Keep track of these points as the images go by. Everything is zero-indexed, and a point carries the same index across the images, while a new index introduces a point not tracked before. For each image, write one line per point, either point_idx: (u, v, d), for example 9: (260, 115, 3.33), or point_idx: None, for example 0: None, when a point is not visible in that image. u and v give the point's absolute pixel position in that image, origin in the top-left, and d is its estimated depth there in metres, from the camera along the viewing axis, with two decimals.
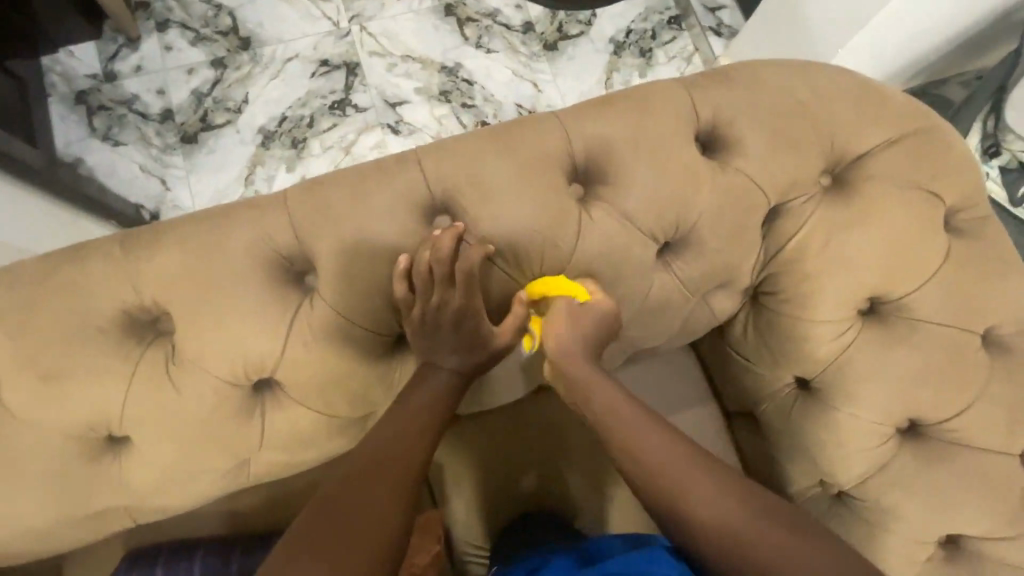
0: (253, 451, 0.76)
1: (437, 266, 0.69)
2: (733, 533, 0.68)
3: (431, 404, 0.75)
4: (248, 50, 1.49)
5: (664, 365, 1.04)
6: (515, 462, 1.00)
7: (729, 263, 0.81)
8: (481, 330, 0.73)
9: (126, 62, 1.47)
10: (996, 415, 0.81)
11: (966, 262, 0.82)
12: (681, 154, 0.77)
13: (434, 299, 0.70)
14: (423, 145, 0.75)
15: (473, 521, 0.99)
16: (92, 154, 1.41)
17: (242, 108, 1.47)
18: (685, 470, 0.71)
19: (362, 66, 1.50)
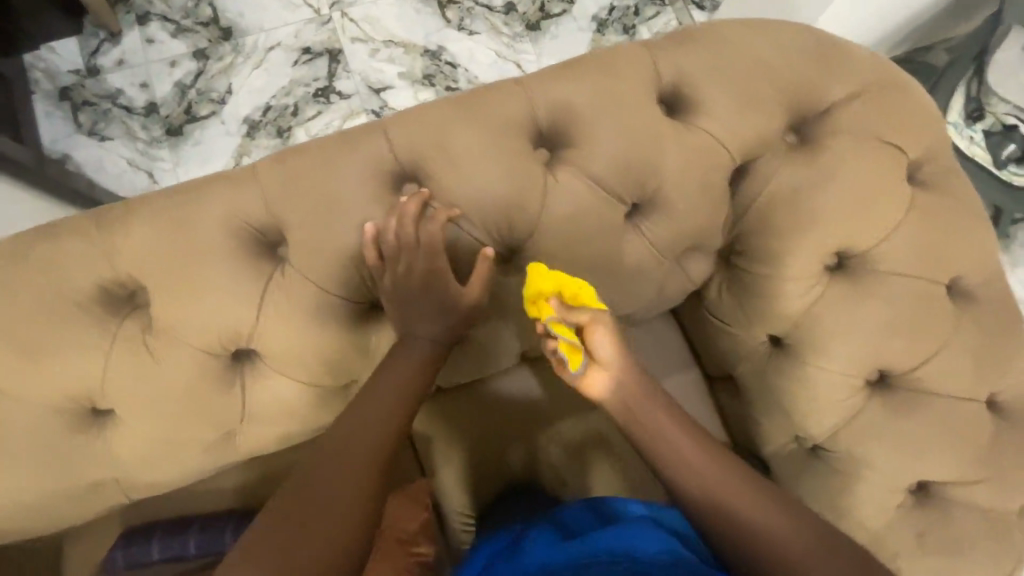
0: (237, 422, 0.79)
1: (404, 229, 0.70)
2: (724, 502, 0.73)
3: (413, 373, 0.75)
4: (230, 40, 1.49)
5: (646, 333, 1.03)
6: (502, 432, 1.01)
7: (697, 222, 0.82)
8: (452, 294, 0.74)
9: (108, 56, 1.47)
10: (960, 363, 0.83)
11: (930, 215, 0.84)
12: (645, 115, 0.78)
13: (403, 263, 0.71)
14: (391, 114, 0.76)
15: (463, 491, 1.00)
16: (80, 150, 1.42)
17: (225, 99, 1.47)
18: (681, 441, 0.77)
19: (344, 52, 1.50)
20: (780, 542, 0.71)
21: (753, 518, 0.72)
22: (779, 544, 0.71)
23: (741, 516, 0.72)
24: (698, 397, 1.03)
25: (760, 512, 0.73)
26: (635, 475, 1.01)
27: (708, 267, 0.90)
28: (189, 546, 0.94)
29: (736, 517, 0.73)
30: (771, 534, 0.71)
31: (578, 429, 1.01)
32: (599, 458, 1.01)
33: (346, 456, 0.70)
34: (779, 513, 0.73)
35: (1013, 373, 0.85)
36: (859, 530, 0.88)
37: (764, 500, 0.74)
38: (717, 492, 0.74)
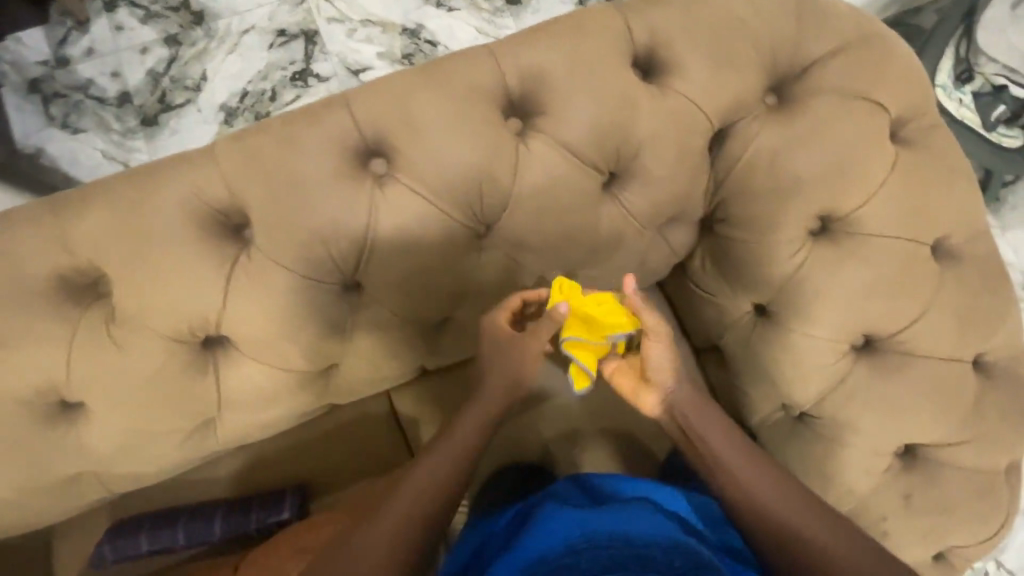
0: (215, 411, 0.78)
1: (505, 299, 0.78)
2: (749, 488, 0.72)
3: (481, 402, 0.80)
4: (202, 25, 1.43)
5: None
6: None
7: (676, 190, 0.80)
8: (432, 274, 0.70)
9: (76, 45, 1.38)
10: (945, 323, 0.82)
11: (913, 174, 0.82)
12: (618, 79, 0.75)
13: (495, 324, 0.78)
14: (354, 87, 0.73)
15: None
16: (54, 144, 1.37)
17: (201, 86, 1.42)
18: (707, 423, 0.75)
19: (320, 34, 1.45)
20: (803, 537, 0.69)
21: (774, 506, 0.71)
22: (802, 537, 0.69)
23: (761, 501, 0.72)
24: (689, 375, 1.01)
25: (782, 500, 0.72)
26: (624, 451, 0.99)
27: (690, 236, 0.89)
28: (177, 537, 0.94)
29: (757, 502, 0.72)
30: (794, 525, 0.70)
31: (573, 405, 1.00)
32: (591, 433, 0.99)
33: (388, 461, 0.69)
34: (804, 508, 0.72)
35: (998, 332, 0.85)
36: (846, 495, 0.88)
37: (789, 493, 0.73)
38: (741, 473, 0.73)
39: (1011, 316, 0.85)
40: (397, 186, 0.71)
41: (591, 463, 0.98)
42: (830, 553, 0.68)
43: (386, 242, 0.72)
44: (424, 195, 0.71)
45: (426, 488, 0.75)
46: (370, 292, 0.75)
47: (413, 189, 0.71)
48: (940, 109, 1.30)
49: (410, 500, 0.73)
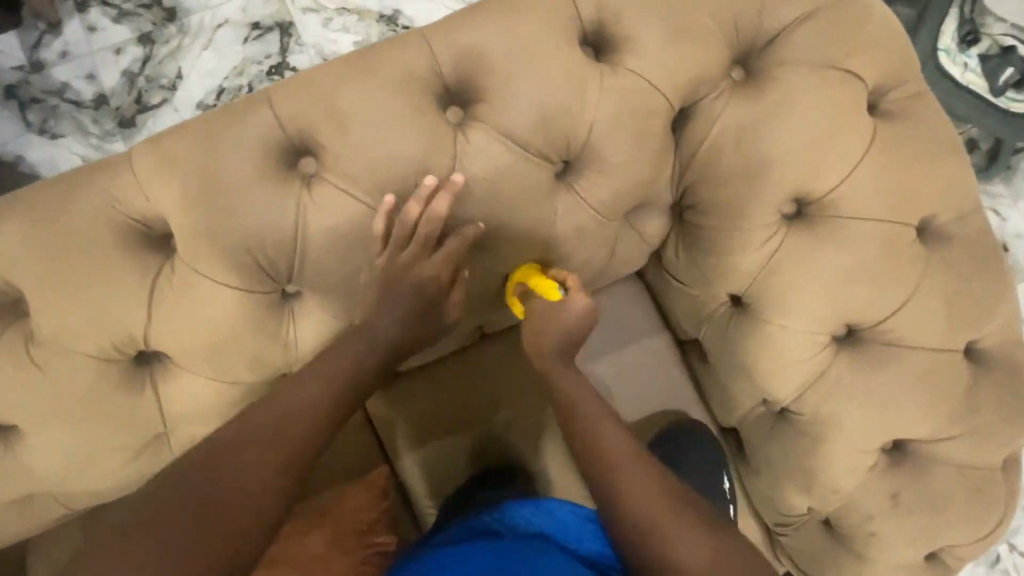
0: (159, 429, 0.74)
1: (418, 226, 0.67)
2: (620, 482, 0.68)
3: (361, 352, 0.69)
4: (175, 21, 1.27)
5: (610, 298, 0.95)
6: (464, 411, 0.96)
7: (634, 177, 0.74)
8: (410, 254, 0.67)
9: (50, 48, 1.24)
10: (933, 309, 0.76)
11: (895, 148, 0.75)
12: (564, 58, 0.70)
13: (407, 261, 0.68)
14: (279, 82, 0.68)
15: (427, 474, 0.95)
16: (33, 150, 1.23)
17: (177, 84, 1.27)
18: (589, 407, 0.72)
19: (295, 25, 1.30)
20: (646, 526, 0.66)
21: (635, 499, 0.67)
22: (659, 535, 0.65)
23: (625, 494, 0.68)
24: (669, 366, 0.95)
25: (645, 497, 0.67)
26: None
27: (658, 224, 0.83)
28: None
29: (618, 491, 0.68)
30: (648, 523, 0.66)
31: (542, 401, 0.96)
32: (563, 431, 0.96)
33: (243, 437, 0.64)
34: (666, 508, 0.66)
35: (994, 317, 0.78)
36: (830, 494, 0.83)
37: (656, 493, 0.67)
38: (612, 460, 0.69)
39: (1007, 300, 0.79)
40: (328, 186, 0.66)
41: (562, 461, 0.96)
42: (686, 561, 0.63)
43: (320, 246, 0.67)
44: (357, 196, 0.67)
45: (269, 483, 0.63)
46: (309, 299, 0.71)
47: (346, 189, 0.67)
48: (941, 75, 1.22)
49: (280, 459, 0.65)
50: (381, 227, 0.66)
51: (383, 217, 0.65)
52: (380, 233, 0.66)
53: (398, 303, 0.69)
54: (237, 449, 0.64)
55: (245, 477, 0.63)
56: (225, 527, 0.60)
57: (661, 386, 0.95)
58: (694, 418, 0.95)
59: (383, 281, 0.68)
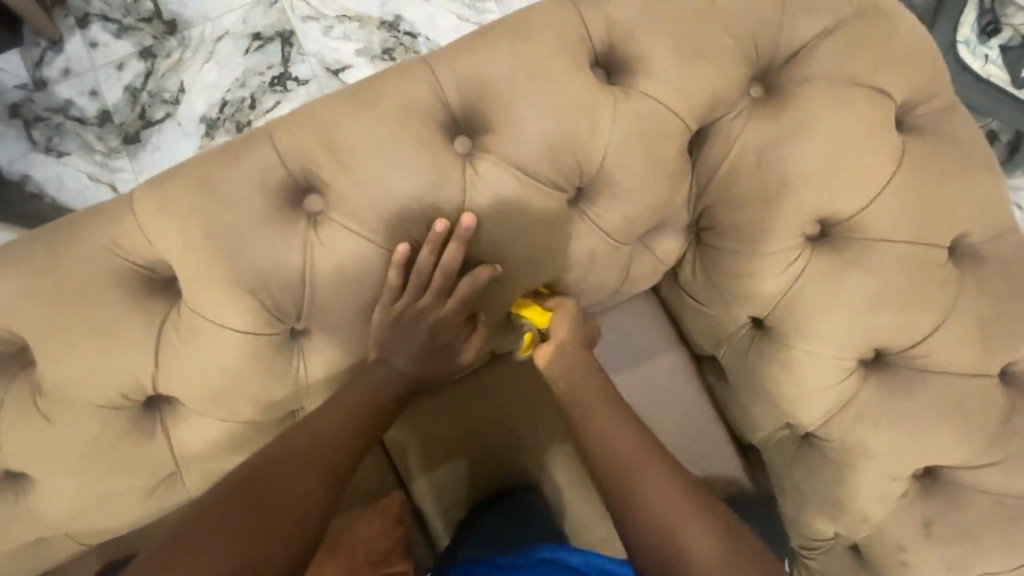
0: (169, 470, 0.73)
1: (432, 275, 0.66)
2: (630, 478, 0.67)
3: (380, 384, 0.70)
4: (176, 35, 1.25)
5: (626, 317, 0.92)
6: (476, 434, 0.94)
7: (649, 203, 0.72)
8: (422, 300, 0.67)
9: (52, 66, 1.22)
10: (966, 332, 0.73)
11: (923, 165, 0.72)
12: (575, 83, 0.67)
13: (422, 308, 0.67)
14: (280, 117, 0.66)
15: (440, 497, 0.93)
16: (38, 169, 1.21)
17: (180, 99, 1.24)
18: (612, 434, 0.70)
19: (297, 34, 1.27)
20: (657, 518, 0.64)
21: (648, 497, 0.65)
22: (670, 528, 0.63)
23: (635, 489, 0.66)
24: (687, 382, 0.93)
25: (660, 495, 0.65)
26: None
27: (675, 247, 0.80)
28: None
29: (628, 488, 0.66)
30: (663, 519, 0.64)
31: (556, 421, 0.94)
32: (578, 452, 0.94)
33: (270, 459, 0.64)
34: (682, 504, 0.65)
35: None
36: (858, 522, 0.80)
37: (670, 493, 0.65)
38: (623, 460, 0.68)
39: None
40: (334, 224, 0.64)
41: (579, 485, 0.94)
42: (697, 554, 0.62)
43: (326, 286, 0.65)
44: (363, 234, 0.65)
45: (301, 486, 0.63)
46: (317, 338, 0.70)
47: (352, 227, 0.65)
48: (962, 68, 1.17)
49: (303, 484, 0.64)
50: (397, 279, 0.65)
51: (397, 267, 0.64)
52: (396, 283, 0.65)
53: (414, 338, 0.69)
54: (266, 467, 0.64)
55: (273, 483, 0.62)
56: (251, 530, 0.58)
57: (681, 404, 0.92)
58: (712, 438, 0.93)
59: (398, 321, 0.67)
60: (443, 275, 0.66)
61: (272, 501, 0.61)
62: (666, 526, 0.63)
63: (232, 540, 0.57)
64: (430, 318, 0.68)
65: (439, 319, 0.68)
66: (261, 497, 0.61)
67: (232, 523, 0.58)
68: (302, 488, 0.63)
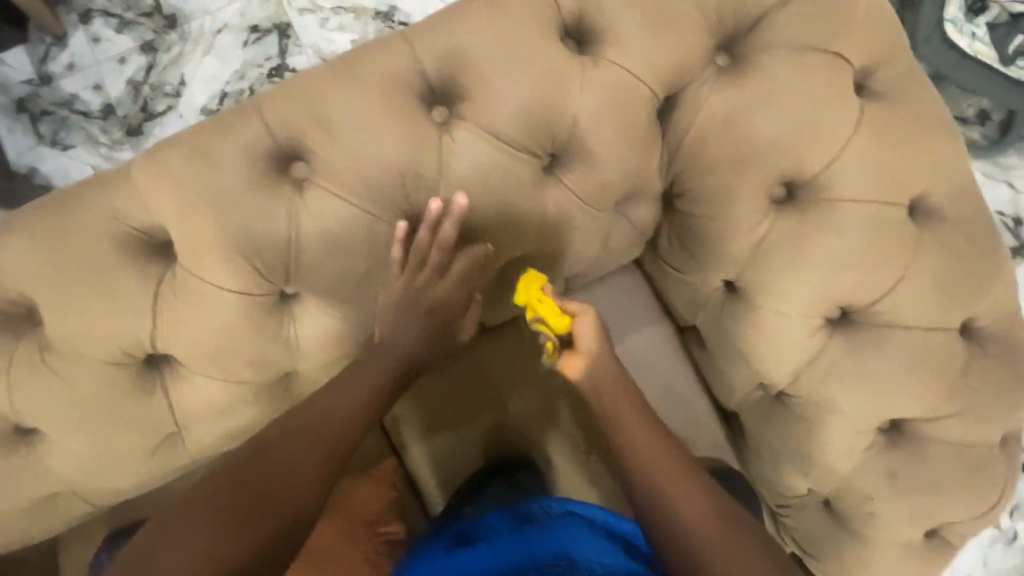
0: (171, 429, 0.78)
1: (429, 251, 0.68)
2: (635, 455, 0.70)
3: (380, 366, 0.71)
4: (176, 29, 1.29)
5: (610, 289, 0.96)
6: (470, 408, 0.97)
7: (619, 168, 0.75)
8: (419, 278, 0.69)
9: (57, 61, 1.27)
10: (926, 288, 0.76)
11: (883, 128, 0.75)
12: (546, 52, 0.70)
13: (421, 286, 0.70)
14: (267, 90, 0.70)
15: (432, 467, 0.97)
16: (45, 162, 1.26)
17: (180, 91, 1.28)
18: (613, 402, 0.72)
19: (293, 26, 1.31)
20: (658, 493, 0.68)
21: (652, 472, 0.69)
22: (668, 503, 0.67)
23: (638, 465, 0.70)
24: (671, 354, 0.96)
25: (663, 471, 0.69)
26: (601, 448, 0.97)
27: (651, 213, 0.83)
28: None
29: (632, 464, 0.70)
30: (663, 492, 0.68)
31: (548, 397, 0.97)
32: (568, 429, 0.97)
33: (285, 434, 0.68)
34: (682, 482, 0.69)
35: (989, 294, 0.78)
36: (827, 475, 0.83)
37: (672, 471, 0.69)
38: (630, 437, 0.71)
39: (1003, 276, 0.78)
40: (319, 190, 0.68)
41: (569, 459, 0.96)
42: (690, 528, 0.66)
43: (312, 250, 0.69)
44: (347, 198, 0.68)
45: (296, 492, 0.65)
46: (306, 300, 0.73)
47: (335, 191, 0.68)
48: (948, 48, 1.18)
49: (311, 458, 0.67)
50: (398, 254, 0.68)
51: (400, 245, 0.68)
52: (398, 258, 0.69)
53: (411, 317, 0.70)
54: (281, 439, 0.68)
55: (274, 483, 0.65)
56: (273, 504, 0.64)
57: (665, 375, 0.96)
58: (693, 404, 0.96)
59: (393, 297, 0.70)
60: (439, 253, 0.69)
61: (269, 505, 0.64)
62: (665, 501, 0.68)
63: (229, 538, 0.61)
64: (429, 296, 0.70)
65: (438, 296, 0.70)
66: (260, 497, 0.64)
67: (232, 522, 0.62)
68: (313, 465, 0.67)
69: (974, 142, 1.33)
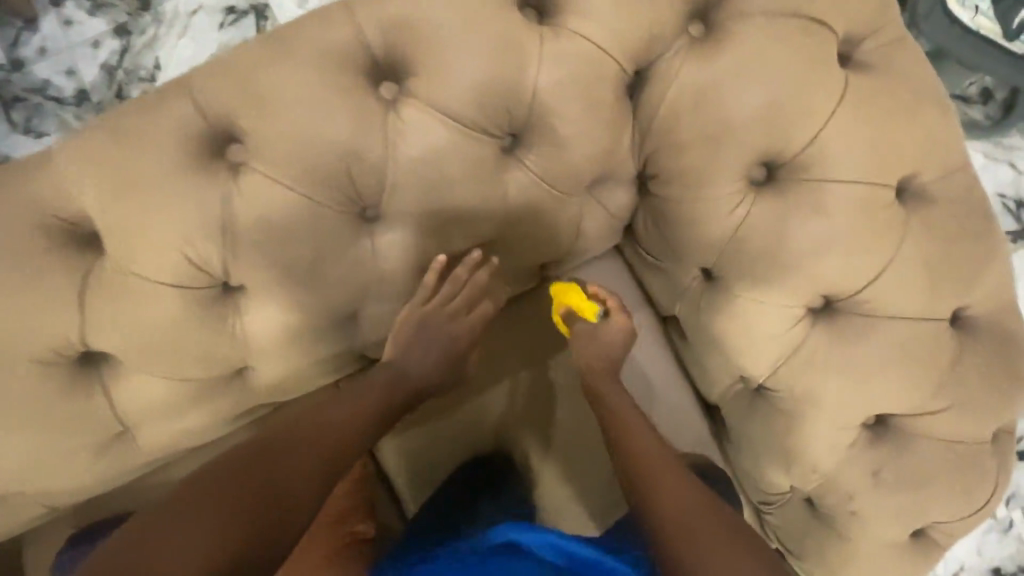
0: (116, 430, 0.75)
1: (464, 288, 0.76)
2: (637, 447, 0.75)
3: (392, 383, 0.75)
4: (150, 10, 1.21)
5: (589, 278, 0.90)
6: (451, 405, 0.91)
7: (584, 148, 0.70)
8: (450, 304, 0.76)
9: (27, 46, 1.19)
10: (915, 275, 0.71)
11: (868, 102, 0.69)
12: (500, 22, 0.65)
13: (447, 314, 0.76)
14: (199, 67, 0.65)
15: (406, 465, 0.91)
16: (15, 150, 1.18)
17: (156, 76, 1.20)
18: (619, 400, 0.79)
19: (272, 7, 1.23)
20: (657, 477, 0.72)
21: (650, 461, 0.74)
22: (669, 487, 0.71)
23: (640, 455, 0.75)
24: (653, 348, 0.91)
25: (660, 461, 0.74)
26: (586, 454, 0.90)
27: (623, 197, 0.78)
28: None
29: (633, 453, 0.75)
30: (664, 479, 0.72)
31: (535, 396, 0.91)
32: (554, 433, 0.90)
33: (297, 431, 0.68)
34: (680, 474, 0.72)
35: (982, 281, 0.72)
36: (808, 473, 0.79)
37: (668, 462, 0.74)
38: (630, 431, 0.77)
39: (998, 261, 0.73)
40: (255, 176, 0.63)
41: (554, 466, 0.90)
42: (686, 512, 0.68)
43: (251, 240, 0.65)
44: (287, 183, 0.64)
45: (301, 494, 0.63)
46: (250, 293, 0.69)
47: (274, 175, 0.63)
48: (949, 22, 1.10)
49: (316, 457, 0.67)
50: (432, 281, 0.72)
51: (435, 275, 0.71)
52: (430, 285, 0.73)
53: (433, 344, 0.76)
54: (285, 436, 0.67)
55: (279, 488, 0.63)
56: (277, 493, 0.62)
57: (651, 369, 0.90)
58: (676, 397, 0.90)
59: (414, 320, 0.75)
60: (471, 287, 0.76)
61: (274, 505, 0.61)
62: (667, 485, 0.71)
63: (232, 540, 0.57)
64: (452, 325, 0.77)
65: (458, 329, 0.77)
66: (263, 498, 0.61)
67: (231, 524, 0.58)
68: (319, 466, 0.66)
69: (977, 122, 1.27)
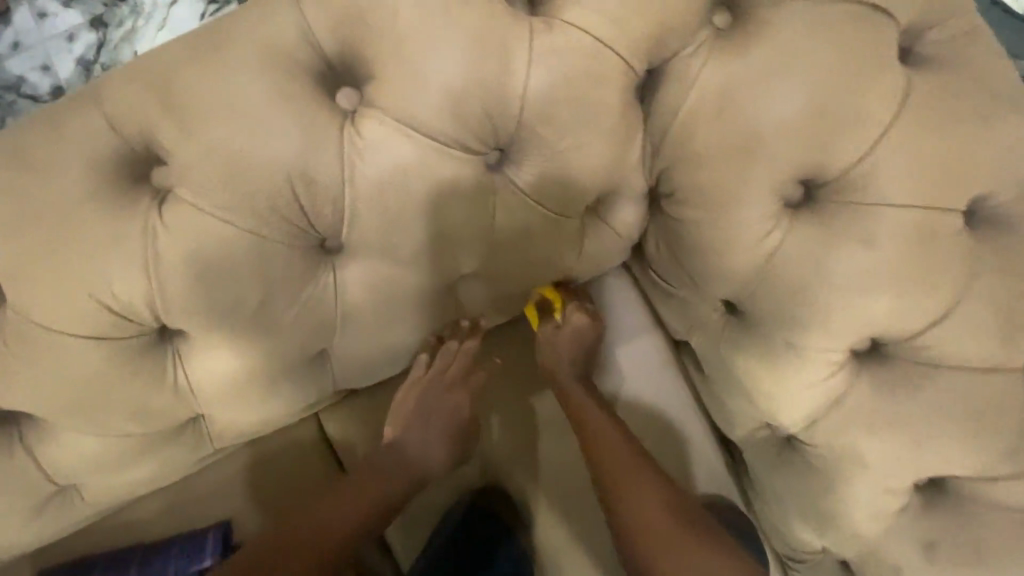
0: (49, 489, 0.65)
1: (456, 361, 0.70)
2: (621, 472, 0.67)
3: (410, 454, 0.69)
4: None
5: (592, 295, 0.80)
6: None
7: (584, 164, 0.59)
8: (450, 370, 0.70)
9: None
10: (984, 316, 0.59)
11: (931, 107, 0.57)
12: (481, 14, 0.53)
13: (444, 386, 0.70)
14: (123, 73, 0.54)
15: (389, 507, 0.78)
16: None
17: None
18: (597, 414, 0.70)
19: None
20: (642, 511, 0.66)
21: (636, 490, 0.66)
22: (654, 523, 0.65)
23: (626, 485, 0.67)
24: (664, 378, 0.79)
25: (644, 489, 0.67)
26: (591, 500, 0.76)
27: (632, 217, 0.66)
28: None
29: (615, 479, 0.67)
30: (651, 514, 0.65)
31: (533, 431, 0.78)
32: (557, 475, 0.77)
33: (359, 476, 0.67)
34: (669, 508, 0.66)
35: None
36: (849, 538, 0.68)
37: (654, 492, 0.66)
38: (614, 453, 0.68)
39: None
40: (187, 203, 0.52)
41: (556, 514, 0.76)
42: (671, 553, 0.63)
43: (184, 278, 0.54)
44: (225, 212, 0.53)
45: (315, 544, 0.62)
46: (190, 339, 0.58)
47: (209, 203, 0.52)
48: (993, 3, 0.97)
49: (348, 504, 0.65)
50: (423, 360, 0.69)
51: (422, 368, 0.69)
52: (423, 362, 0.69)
53: (433, 421, 0.70)
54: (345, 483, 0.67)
55: (299, 527, 0.63)
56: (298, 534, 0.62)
57: (661, 398, 0.79)
58: (691, 435, 0.78)
59: (413, 392, 0.70)
60: (465, 361, 0.70)
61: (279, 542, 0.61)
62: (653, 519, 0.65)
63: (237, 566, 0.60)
64: (450, 398, 0.70)
65: (455, 403, 0.70)
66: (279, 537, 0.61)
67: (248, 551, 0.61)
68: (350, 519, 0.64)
69: None
